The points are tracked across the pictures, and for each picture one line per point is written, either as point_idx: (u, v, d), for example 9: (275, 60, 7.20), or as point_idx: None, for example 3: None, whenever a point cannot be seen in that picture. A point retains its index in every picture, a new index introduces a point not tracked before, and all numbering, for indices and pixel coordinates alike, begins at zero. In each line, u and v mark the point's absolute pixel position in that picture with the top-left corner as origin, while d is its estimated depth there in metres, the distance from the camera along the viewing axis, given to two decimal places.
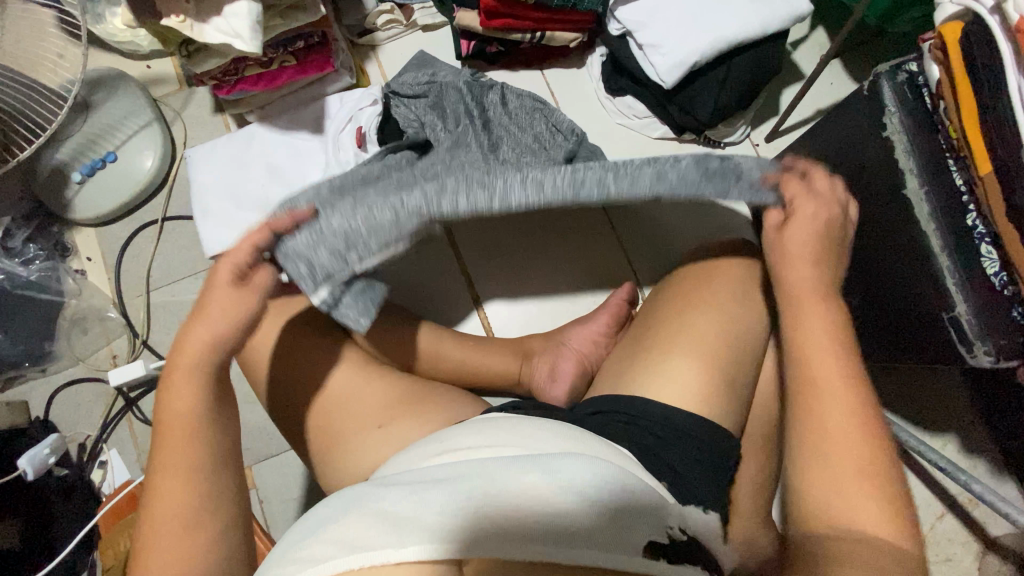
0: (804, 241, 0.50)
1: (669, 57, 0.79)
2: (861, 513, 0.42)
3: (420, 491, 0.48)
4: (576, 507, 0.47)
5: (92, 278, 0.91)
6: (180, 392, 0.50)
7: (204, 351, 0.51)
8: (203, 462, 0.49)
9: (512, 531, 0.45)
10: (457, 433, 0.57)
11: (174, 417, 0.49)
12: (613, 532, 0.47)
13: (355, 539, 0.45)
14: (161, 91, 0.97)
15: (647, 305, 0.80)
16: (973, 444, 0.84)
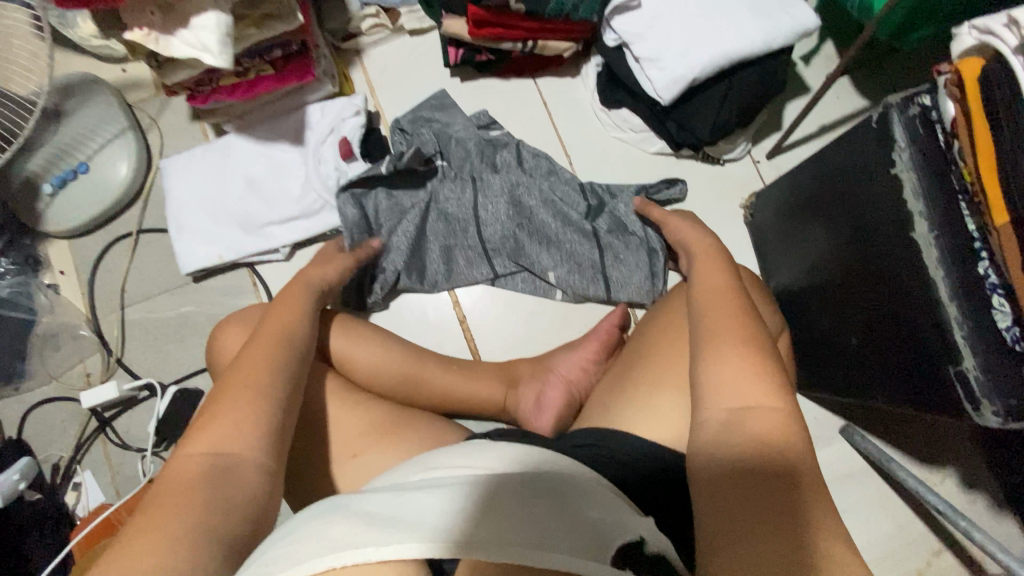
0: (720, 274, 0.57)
1: (666, 73, 0.74)
2: (756, 427, 0.43)
3: (411, 496, 0.47)
4: (561, 516, 0.45)
5: (66, 293, 0.87)
6: (231, 412, 0.50)
7: (256, 370, 0.54)
8: (244, 412, 0.50)
9: (507, 531, 0.43)
10: (437, 456, 0.54)
11: (215, 437, 0.48)
12: (581, 537, 0.43)
13: (340, 539, 0.43)
14: (136, 96, 0.93)
15: (640, 332, 0.77)
16: (974, 479, 0.81)
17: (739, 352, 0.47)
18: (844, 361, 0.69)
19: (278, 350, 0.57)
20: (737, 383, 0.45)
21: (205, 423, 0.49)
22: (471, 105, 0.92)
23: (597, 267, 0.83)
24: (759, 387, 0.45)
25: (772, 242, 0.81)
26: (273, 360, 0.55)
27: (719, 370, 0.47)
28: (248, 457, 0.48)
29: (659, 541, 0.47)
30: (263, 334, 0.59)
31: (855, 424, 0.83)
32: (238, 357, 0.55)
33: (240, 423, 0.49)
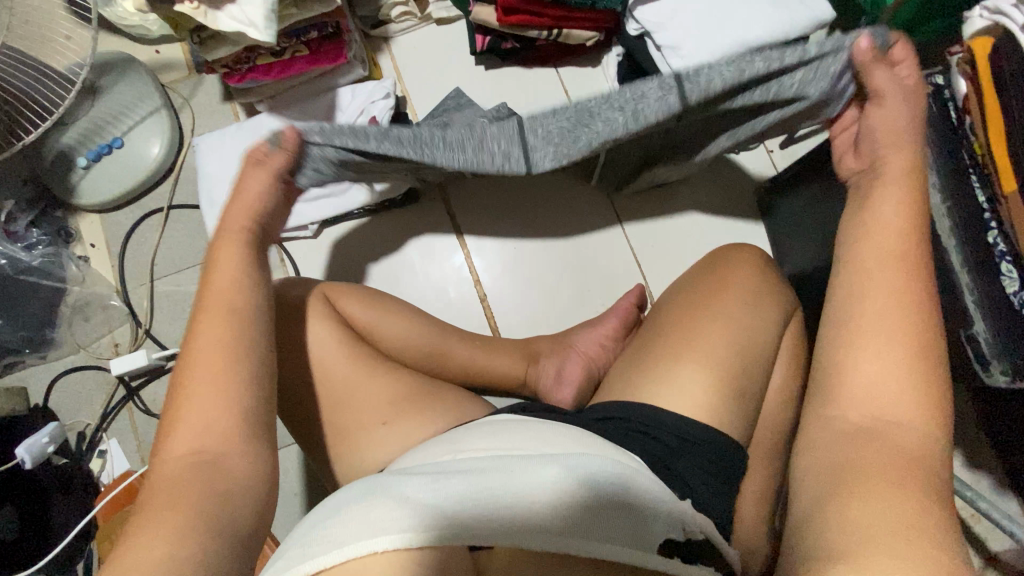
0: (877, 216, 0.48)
1: (687, 59, 0.78)
2: (902, 436, 0.39)
3: (446, 482, 0.48)
4: (586, 502, 0.47)
5: (95, 265, 0.90)
6: (195, 402, 0.46)
7: (235, 305, 0.50)
8: (225, 382, 0.46)
9: (529, 518, 0.46)
10: (467, 436, 0.57)
11: (189, 429, 0.45)
12: (626, 527, 0.46)
13: (376, 523, 0.45)
14: (169, 77, 0.96)
15: (659, 310, 0.79)
16: (977, 459, 0.84)
17: (893, 349, 0.42)
18: None
19: (231, 331, 0.48)
20: (891, 391, 0.41)
21: (174, 422, 0.45)
22: (494, 92, 0.95)
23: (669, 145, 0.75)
24: (913, 402, 0.40)
25: (788, 226, 0.83)
26: (227, 342, 0.48)
27: (871, 366, 0.42)
28: (233, 445, 0.45)
29: (706, 527, 0.51)
30: (208, 311, 0.50)
31: None
32: (188, 339, 0.48)
33: (217, 410, 0.45)
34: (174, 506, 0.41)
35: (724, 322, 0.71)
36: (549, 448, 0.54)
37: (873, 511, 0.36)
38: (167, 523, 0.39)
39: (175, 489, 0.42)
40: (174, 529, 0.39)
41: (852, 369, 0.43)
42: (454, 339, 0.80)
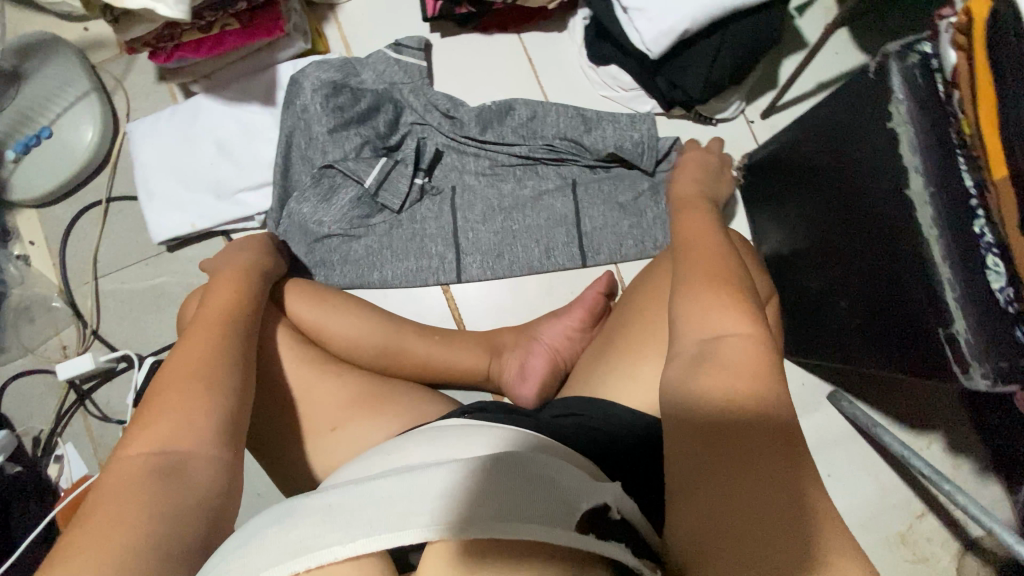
0: (697, 226, 0.54)
1: (654, 23, 0.70)
2: (728, 355, 0.40)
3: (374, 486, 0.42)
4: (508, 483, 0.41)
5: (37, 264, 0.85)
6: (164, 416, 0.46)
7: (227, 313, 0.57)
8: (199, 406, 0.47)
9: (458, 510, 0.39)
10: (412, 445, 0.52)
11: (158, 434, 0.45)
12: (549, 504, 0.40)
13: (301, 543, 0.39)
14: (100, 56, 0.88)
15: (627, 300, 0.74)
16: (960, 443, 0.81)
17: (719, 295, 0.44)
18: (834, 329, 0.67)
19: (220, 341, 0.54)
20: (717, 332, 0.42)
21: (144, 427, 0.46)
22: (452, 63, 0.88)
23: (566, 232, 0.83)
24: (731, 315, 0.43)
25: (764, 204, 0.77)
26: (208, 360, 0.51)
27: (703, 309, 0.44)
28: (200, 452, 0.46)
29: (625, 505, 0.44)
30: (201, 325, 0.55)
31: (845, 392, 0.82)
32: (175, 355, 0.52)
33: (192, 419, 0.46)
34: (114, 520, 0.39)
35: None
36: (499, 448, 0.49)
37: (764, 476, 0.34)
38: (115, 530, 0.38)
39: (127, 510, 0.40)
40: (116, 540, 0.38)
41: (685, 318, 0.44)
42: (410, 334, 0.76)
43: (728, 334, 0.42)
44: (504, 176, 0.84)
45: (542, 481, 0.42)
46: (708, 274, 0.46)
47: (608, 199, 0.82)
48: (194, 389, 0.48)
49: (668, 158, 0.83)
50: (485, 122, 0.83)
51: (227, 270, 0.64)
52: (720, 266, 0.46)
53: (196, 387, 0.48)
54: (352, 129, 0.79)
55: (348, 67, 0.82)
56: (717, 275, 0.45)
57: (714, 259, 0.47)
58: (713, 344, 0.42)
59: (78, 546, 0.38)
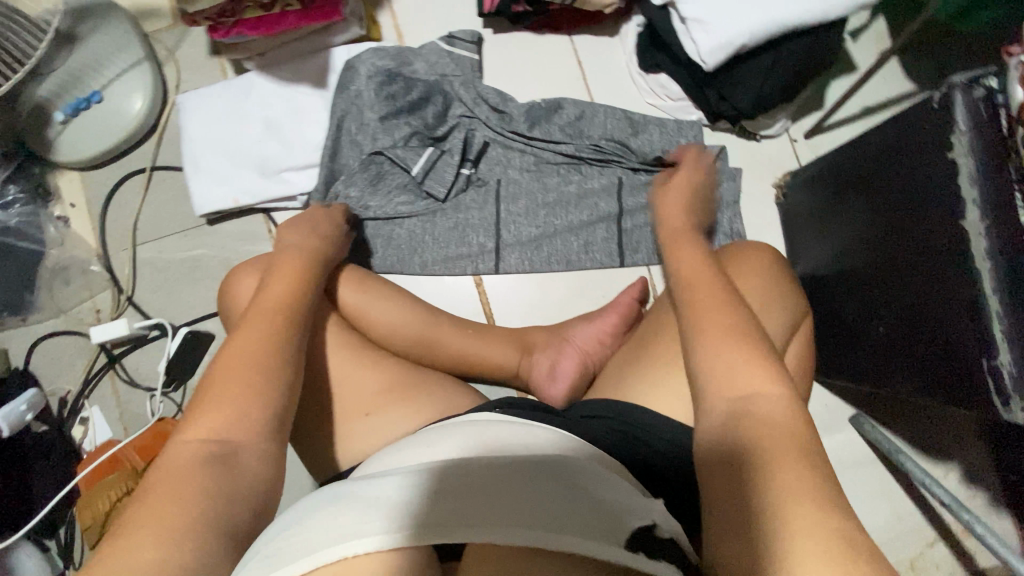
0: (698, 262, 0.54)
1: (713, 36, 0.71)
2: (751, 401, 0.41)
3: (418, 482, 0.43)
4: (553, 495, 0.42)
5: (75, 226, 0.86)
6: (219, 404, 0.45)
7: (287, 297, 0.55)
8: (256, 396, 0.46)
9: (509, 517, 0.40)
10: (451, 434, 0.52)
11: (213, 422, 0.44)
12: (595, 520, 0.40)
13: (346, 526, 0.40)
14: (153, 26, 0.89)
15: (664, 306, 0.74)
16: (975, 473, 0.82)
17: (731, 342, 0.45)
18: (872, 354, 0.68)
19: (277, 329, 0.51)
20: (735, 373, 0.43)
21: (201, 411, 0.45)
22: (502, 60, 0.88)
23: (606, 231, 0.85)
24: (745, 360, 0.44)
25: (805, 223, 0.78)
26: (266, 346, 0.50)
27: (727, 362, 0.44)
28: (250, 443, 0.45)
29: (672, 527, 0.44)
30: (261, 311, 0.53)
31: (867, 415, 0.83)
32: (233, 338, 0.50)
33: (247, 410, 0.46)
34: (169, 505, 0.38)
35: None
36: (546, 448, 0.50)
37: (799, 506, 0.34)
38: (169, 515, 0.38)
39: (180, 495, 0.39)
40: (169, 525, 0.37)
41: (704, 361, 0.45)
42: (445, 324, 0.77)
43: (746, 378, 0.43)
44: (547, 173, 0.85)
45: (585, 496, 0.42)
46: (714, 321, 0.47)
47: (650, 203, 0.84)
48: (254, 378, 0.47)
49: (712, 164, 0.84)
50: (532, 119, 0.84)
51: (289, 252, 0.62)
52: (723, 312, 0.48)
53: (256, 376, 0.47)
54: (402, 118, 0.81)
55: (402, 55, 0.83)
56: (728, 321, 0.47)
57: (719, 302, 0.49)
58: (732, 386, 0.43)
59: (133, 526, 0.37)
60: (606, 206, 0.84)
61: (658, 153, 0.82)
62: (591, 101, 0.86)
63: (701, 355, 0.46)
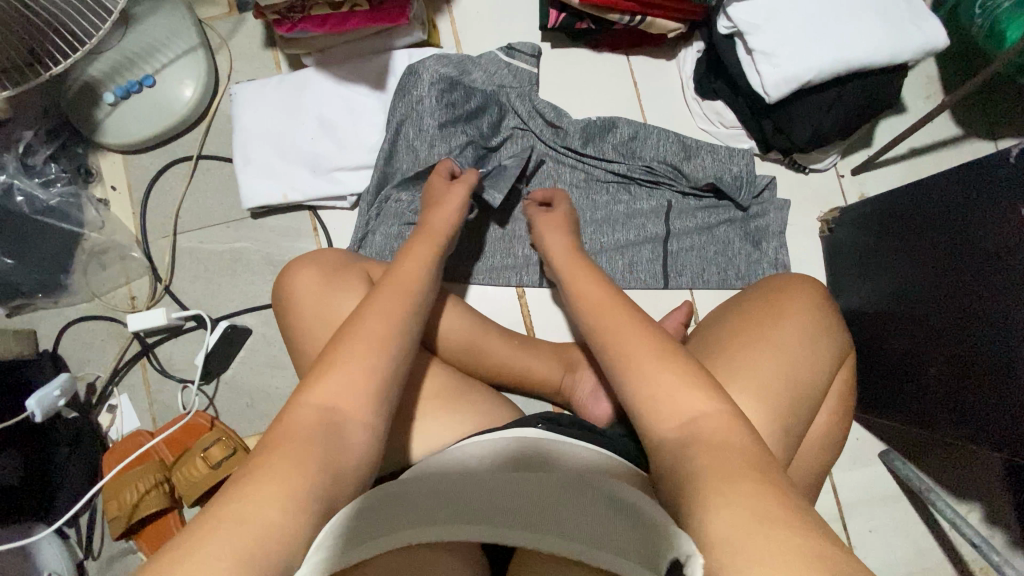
0: (597, 291, 0.57)
1: (779, 70, 0.71)
2: (707, 435, 0.43)
3: (472, 480, 0.43)
4: (586, 502, 0.38)
5: (116, 210, 0.84)
6: (343, 371, 0.45)
7: (415, 280, 0.54)
8: (372, 374, 0.46)
9: (539, 522, 0.37)
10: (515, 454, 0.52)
11: (329, 389, 0.44)
12: (620, 531, 0.36)
13: (403, 516, 0.39)
14: (208, 13, 0.88)
15: (709, 330, 0.74)
16: (997, 515, 0.83)
17: (672, 375, 0.47)
18: (916, 394, 0.69)
19: (401, 313, 0.50)
20: (679, 406, 0.45)
21: (321, 373, 0.45)
22: (559, 75, 0.88)
23: (653, 253, 0.85)
24: (685, 394, 0.45)
25: (852, 260, 0.79)
26: (388, 327, 0.48)
27: (645, 384, 0.47)
28: (355, 421, 0.44)
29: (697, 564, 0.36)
30: (385, 290, 0.52)
31: (896, 451, 0.84)
32: (357, 315, 0.49)
33: (356, 387, 0.45)
34: (279, 474, 0.38)
35: (783, 352, 0.67)
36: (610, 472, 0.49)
37: (759, 505, 0.35)
38: (280, 483, 0.37)
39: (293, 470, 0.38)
40: (282, 493, 0.37)
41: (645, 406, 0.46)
42: (491, 335, 0.77)
43: (691, 407, 0.45)
44: (598, 191, 0.86)
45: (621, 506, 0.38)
46: (640, 361, 0.48)
47: (697, 227, 0.84)
48: (370, 359, 0.46)
49: (762, 193, 0.85)
50: (586, 137, 0.85)
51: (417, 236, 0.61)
52: (640, 341, 0.50)
53: (373, 358, 0.46)
54: (459, 126, 0.81)
55: (463, 64, 0.83)
56: (644, 353, 0.48)
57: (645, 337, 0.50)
58: (686, 418, 0.44)
59: (255, 486, 0.37)
60: (654, 228, 0.85)
61: (710, 178, 0.83)
62: (645, 122, 0.86)
63: (619, 375, 0.49)
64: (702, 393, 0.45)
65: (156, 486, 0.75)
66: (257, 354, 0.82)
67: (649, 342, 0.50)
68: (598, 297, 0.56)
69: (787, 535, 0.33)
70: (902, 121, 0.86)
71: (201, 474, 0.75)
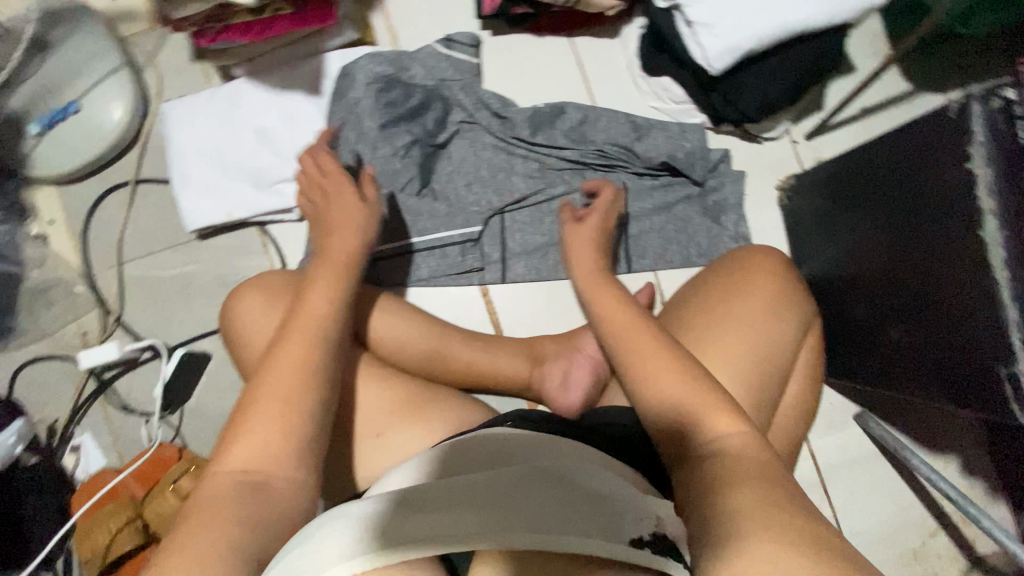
0: (608, 294, 0.59)
1: (721, 40, 0.70)
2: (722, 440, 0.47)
3: (464, 490, 0.39)
4: (536, 491, 0.39)
5: (56, 245, 0.81)
6: (258, 420, 0.46)
7: (327, 300, 0.54)
8: (294, 416, 0.47)
9: (509, 516, 0.36)
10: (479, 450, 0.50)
11: (246, 449, 0.45)
12: (578, 513, 0.37)
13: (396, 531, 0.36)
14: (130, 29, 0.84)
15: (673, 309, 0.73)
16: (973, 464, 0.84)
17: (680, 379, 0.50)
18: (879, 355, 0.68)
19: (320, 335, 0.51)
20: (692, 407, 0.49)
21: (237, 435, 0.46)
22: (501, 63, 0.86)
23: (614, 237, 0.83)
24: (698, 398, 0.49)
25: (809, 225, 0.79)
26: (307, 356, 0.49)
27: (672, 392, 0.50)
28: (279, 474, 0.45)
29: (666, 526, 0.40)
30: (297, 317, 0.52)
31: (869, 411, 0.85)
32: (272, 350, 0.50)
33: (274, 433, 0.46)
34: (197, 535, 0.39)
35: (745, 324, 0.67)
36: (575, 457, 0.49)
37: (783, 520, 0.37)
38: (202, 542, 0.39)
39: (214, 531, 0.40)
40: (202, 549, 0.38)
41: (657, 407, 0.50)
42: (454, 336, 0.76)
43: (706, 414, 0.48)
44: (552, 180, 0.83)
45: (567, 485, 0.40)
46: (654, 373, 0.51)
47: (655, 207, 0.83)
48: (294, 399, 0.47)
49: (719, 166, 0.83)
50: (533, 125, 0.83)
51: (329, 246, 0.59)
52: (649, 345, 0.53)
53: (293, 396, 0.47)
54: (402, 125, 0.79)
55: (400, 60, 0.81)
56: (655, 356, 0.52)
57: (656, 343, 0.53)
58: (697, 417, 0.48)
59: (176, 550, 0.38)
60: (612, 213, 0.83)
61: (663, 155, 0.81)
62: (593, 104, 0.85)
63: (646, 391, 0.51)
64: (715, 398, 0.49)
65: (127, 524, 0.73)
66: (219, 379, 0.80)
67: (657, 347, 0.53)
68: (614, 299, 0.59)
69: (780, 527, 0.37)
70: (852, 81, 0.85)
71: (172, 506, 0.73)
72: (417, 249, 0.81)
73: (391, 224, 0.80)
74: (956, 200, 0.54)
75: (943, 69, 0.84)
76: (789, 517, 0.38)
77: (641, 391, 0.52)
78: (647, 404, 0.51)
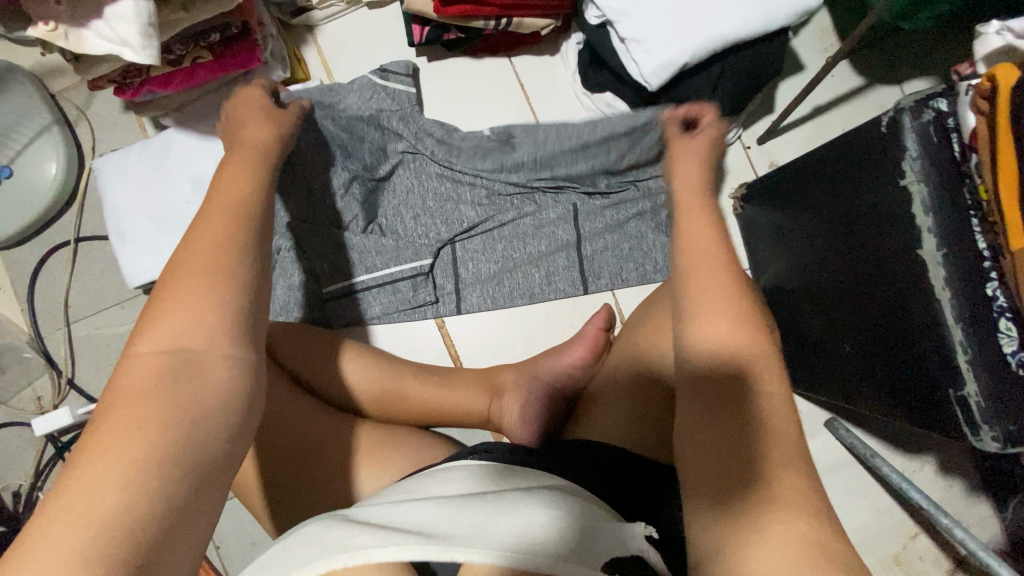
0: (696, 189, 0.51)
1: (653, 56, 0.67)
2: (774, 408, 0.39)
3: (456, 515, 0.41)
4: (512, 519, 0.40)
5: (4, 310, 0.80)
6: (188, 297, 0.36)
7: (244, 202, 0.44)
8: (220, 308, 0.37)
9: (492, 539, 0.38)
10: (432, 484, 0.49)
11: (173, 322, 0.35)
12: (558, 542, 0.39)
13: (390, 538, 0.38)
14: (60, 84, 0.82)
15: (627, 333, 0.71)
16: (950, 464, 0.82)
17: (736, 326, 0.42)
18: (839, 368, 0.65)
19: (242, 240, 0.41)
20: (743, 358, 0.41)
21: (152, 319, 0.35)
22: (440, 90, 0.84)
23: (569, 260, 0.82)
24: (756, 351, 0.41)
25: (762, 237, 0.77)
26: (230, 259, 0.39)
27: (718, 330, 0.42)
28: (214, 349, 0.36)
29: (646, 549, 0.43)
30: (210, 219, 0.42)
31: (839, 418, 0.83)
32: (180, 254, 0.39)
33: (200, 310, 0.36)
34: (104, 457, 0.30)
35: None
36: (521, 482, 0.48)
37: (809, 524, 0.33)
38: (104, 487, 0.29)
39: (126, 463, 0.30)
40: (112, 479, 0.29)
41: (707, 344, 0.42)
42: (408, 373, 0.74)
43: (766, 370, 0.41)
44: (502, 206, 0.82)
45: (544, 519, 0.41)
46: (713, 317, 0.42)
47: (608, 226, 0.81)
48: (217, 277, 0.37)
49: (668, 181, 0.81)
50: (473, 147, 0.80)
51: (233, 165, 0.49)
52: (716, 274, 0.45)
53: (220, 296, 0.37)
54: (341, 163, 0.79)
55: (329, 91, 0.78)
56: (718, 291, 0.44)
57: (724, 279, 0.44)
58: (751, 368, 0.41)
59: (75, 509, 0.28)
60: (566, 234, 0.81)
61: (610, 172, 0.80)
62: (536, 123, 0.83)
63: (695, 328, 0.43)
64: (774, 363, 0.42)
65: None
66: None
67: (728, 281, 0.44)
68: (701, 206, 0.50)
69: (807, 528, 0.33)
70: (802, 80, 0.82)
71: None
72: (369, 286, 0.79)
73: (337, 266, 0.79)
74: (895, 215, 0.52)
75: (893, 61, 0.82)
76: (813, 518, 0.34)
77: (697, 320, 0.43)
78: (693, 325, 0.43)
